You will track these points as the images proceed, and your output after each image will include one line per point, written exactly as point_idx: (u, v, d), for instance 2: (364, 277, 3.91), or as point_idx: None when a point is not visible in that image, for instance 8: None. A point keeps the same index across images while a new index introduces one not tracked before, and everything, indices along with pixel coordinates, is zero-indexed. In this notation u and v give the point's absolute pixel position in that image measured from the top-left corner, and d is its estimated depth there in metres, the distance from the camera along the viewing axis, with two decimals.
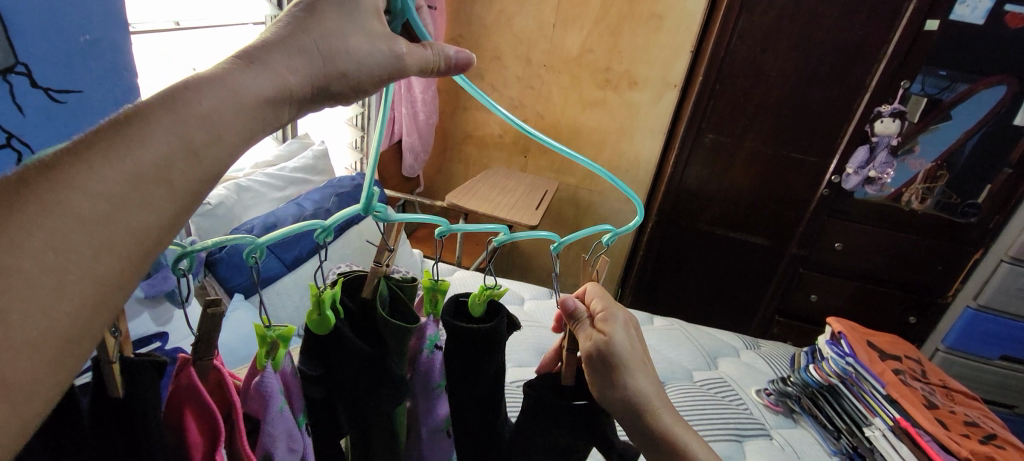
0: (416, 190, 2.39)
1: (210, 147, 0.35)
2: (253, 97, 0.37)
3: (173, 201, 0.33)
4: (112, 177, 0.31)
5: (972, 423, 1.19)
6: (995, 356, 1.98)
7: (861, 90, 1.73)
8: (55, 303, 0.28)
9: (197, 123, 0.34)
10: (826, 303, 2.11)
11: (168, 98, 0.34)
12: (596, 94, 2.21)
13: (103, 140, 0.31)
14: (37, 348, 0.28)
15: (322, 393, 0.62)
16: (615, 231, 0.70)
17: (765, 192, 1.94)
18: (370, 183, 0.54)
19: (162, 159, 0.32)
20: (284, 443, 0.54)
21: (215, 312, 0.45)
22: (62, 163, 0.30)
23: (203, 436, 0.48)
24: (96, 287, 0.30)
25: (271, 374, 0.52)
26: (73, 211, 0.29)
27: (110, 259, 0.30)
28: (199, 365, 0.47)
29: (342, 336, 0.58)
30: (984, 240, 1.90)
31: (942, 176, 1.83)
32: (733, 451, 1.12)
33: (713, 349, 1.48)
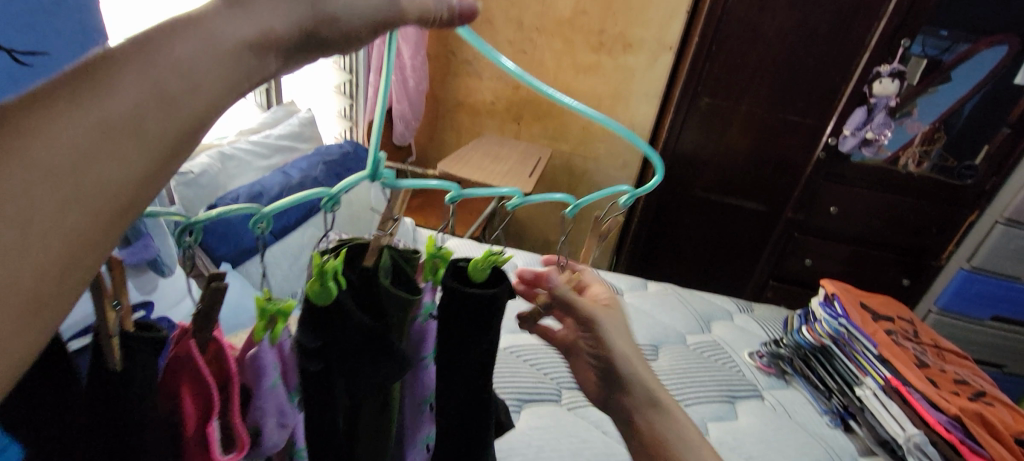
0: (408, 159, 2.34)
1: (188, 98, 0.29)
2: (235, 42, 0.31)
3: (148, 158, 0.28)
4: (76, 131, 0.26)
5: (961, 381, 1.20)
6: (986, 316, 2.00)
7: (860, 50, 1.69)
8: (20, 258, 0.24)
9: (170, 70, 0.28)
10: (820, 268, 2.12)
11: (137, 41, 0.28)
12: (590, 58, 2.16)
13: (63, 83, 0.26)
14: (2, 307, 0.24)
15: (319, 366, 0.53)
16: (633, 191, 0.67)
17: (760, 156, 1.92)
18: (378, 149, 0.51)
19: (132, 109, 0.27)
20: (275, 419, 0.51)
21: (217, 287, 0.44)
22: (19, 106, 0.25)
23: (197, 409, 0.46)
24: (66, 243, 0.25)
25: (268, 348, 0.49)
26: (36, 163, 0.25)
27: (82, 212, 0.26)
28: (198, 336, 0.46)
29: (344, 311, 0.52)
30: (980, 202, 1.89)
31: (940, 139, 1.83)
32: (725, 412, 1.13)
33: (707, 312, 1.48)
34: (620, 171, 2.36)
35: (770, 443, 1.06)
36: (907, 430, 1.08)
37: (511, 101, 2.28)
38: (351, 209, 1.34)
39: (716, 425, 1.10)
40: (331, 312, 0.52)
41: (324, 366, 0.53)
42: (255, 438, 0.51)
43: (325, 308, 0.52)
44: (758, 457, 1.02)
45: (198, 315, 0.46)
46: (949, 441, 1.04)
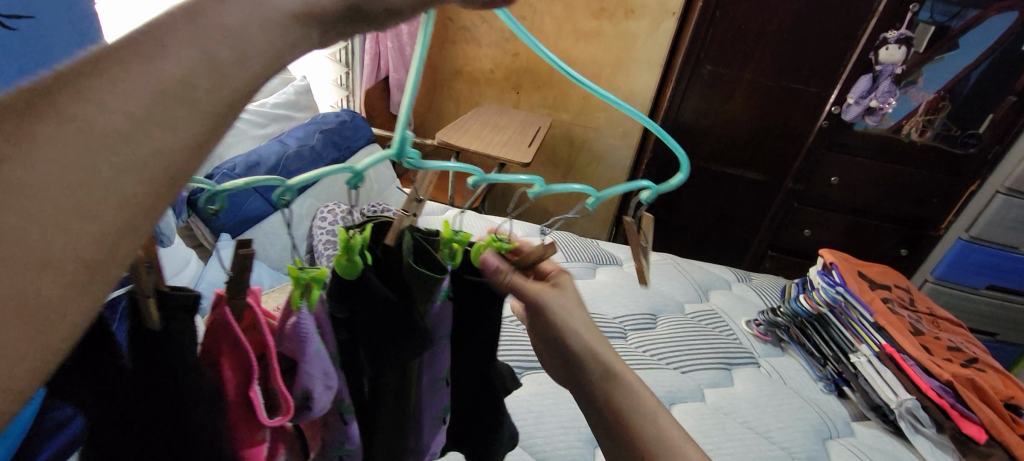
0: (406, 129, 2.31)
1: (239, 65, 0.27)
2: (283, 11, 0.29)
3: (202, 125, 0.25)
4: (128, 97, 0.23)
5: (954, 348, 1.22)
6: (983, 285, 2.01)
7: (867, 16, 1.65)
8: (77, 222, 0.22)
9: (221, 37, 0.27)
10: (818, 238, 2.12)
11: (187, 8, 0.26)
12: (590, 25, 2.11)
13: (113, 50, 0.24)
14: (59, 270, 0.21)
15: (348, 336, 0.58)
16: (655, 185, 0.58)
17: (761, 126, 1.90)
18: (403, 125, 0.46)
19: (184, 74, 0.25)
20: (321, 382, 0.52)
21: (246, 252, 0.44)
22: (71, 72, 0.23)
23: (238, 372, 0.48)
24: (124, 210, 0.23)
25: (306, 316, 0.51)
26: (93, 129, 0.23)
27: (137, 177, 0.23)
28: (233, 304, 0.47)
29: (369, 286, 0.54)
30: (982, 171, 1.88)
31: (944, 108, 1.80)
32: (722, 378, 1.15)
33: (705, 282, 1.49)
34: (619, 141, 2.34)
35: (766, 408, 1.08)
36: (899, 396, 1.09)
37: (511, 69, 2.24)
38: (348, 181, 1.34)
39: (713, 391, 1.12)
40: (358, 288, 0.55)
41: (350, 337, 0.58)
42: (302, 402, 0.52)
43: (354, 282, 0.54)
44: (753, 422, 1.04)
45: (230, 281, 0.45)
46: (939, 406, 1.07)
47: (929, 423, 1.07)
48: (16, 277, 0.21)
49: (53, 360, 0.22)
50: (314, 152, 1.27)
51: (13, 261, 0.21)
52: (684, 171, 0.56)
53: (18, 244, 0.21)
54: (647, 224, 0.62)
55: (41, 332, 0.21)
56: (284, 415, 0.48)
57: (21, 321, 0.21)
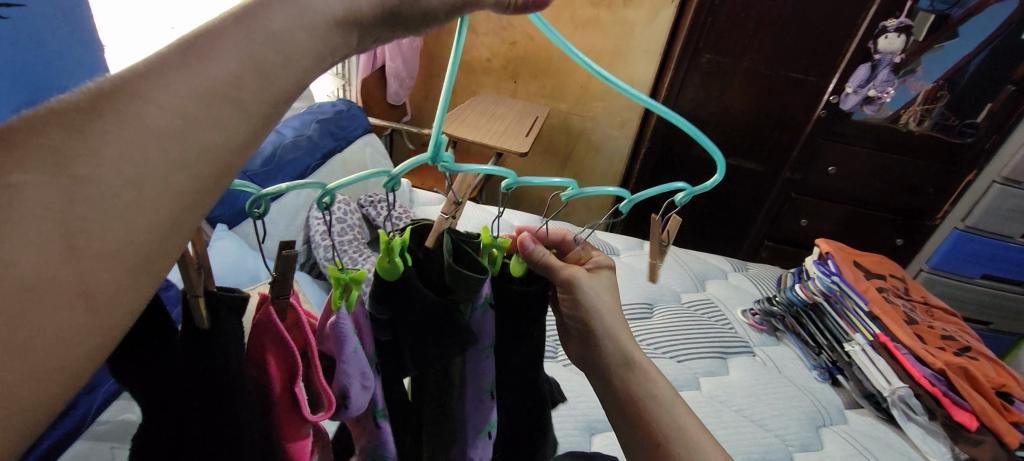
0: (403, 118, 2.31)
1: (280, 69, 0.31)
2: (322, 18, 0.33)
3: (242, 123, 0.29)
4: (185, 91, 0.27)
5: (948, 336, 1.23)
6: (977, 275, 2.03)
7: (867, 3, 1.63)
8: (134, 216, 0.25)
9: (266, 41, 0.30)
10: (815, 227, 2.13)
11: (237, 15, 0.30)
12: (589, 12, 2.09)
13: (175, 51, 0.28)
14: (118, 258, 0.25)
15: (389, 336, 0.57)
16: (689, 187, 0.63)
17: (760, 114, 1.90)
18: (439, 129, 0.47)
19: (230, 76, 0.29)
20: (359, 382, 0.51)
21: (288, 253, 0.44)
22: (135, 72, 0.27)
23: (281, 370, 0.49)
24: (173, 203, 0.26)
25: (345, 316, 0.50)
26: (152, 125, 0.26)
27: (184, 174, 0.27)
28: (277, 303, 0.48)
29: (409, 287, 0.54)
30: (979, 160, 1.88)
31: (943, 97, 1.80)
32: (717, 367, 1.16)
33: (702, 271, 1.50)
34: (618, 131, 2.33)
35: (759, 396, 1.09)
36: (892, 384, 1.11)
37: (509, 57, 2.23)
38: (346, 169, 1.32)
39: (707, 380, 1.13)
40: (399, 289, 0.54)
41: (394, 337, 0.57)
42: (342, 400, 0.52)
43: (394, 284, 0.54)
44: (747, 409, 1.06)
45: (275, 281, 0.46)
46: (931, 394, 1.08)
47: (920, 411, 1.09)
48: (85, 265, 0.24)
49: (112, 335, 0.25)
50: (311, 142, 1.27)
51: (84, 250, 0.24)
52: (720, 173, 0.60)
53: (87, 236, 0.24)
54: (676, 224, 0.65)
55: (102, 312, 0.25)
56: (327, 410, 0.49)
57: (87, 302, 0.24)
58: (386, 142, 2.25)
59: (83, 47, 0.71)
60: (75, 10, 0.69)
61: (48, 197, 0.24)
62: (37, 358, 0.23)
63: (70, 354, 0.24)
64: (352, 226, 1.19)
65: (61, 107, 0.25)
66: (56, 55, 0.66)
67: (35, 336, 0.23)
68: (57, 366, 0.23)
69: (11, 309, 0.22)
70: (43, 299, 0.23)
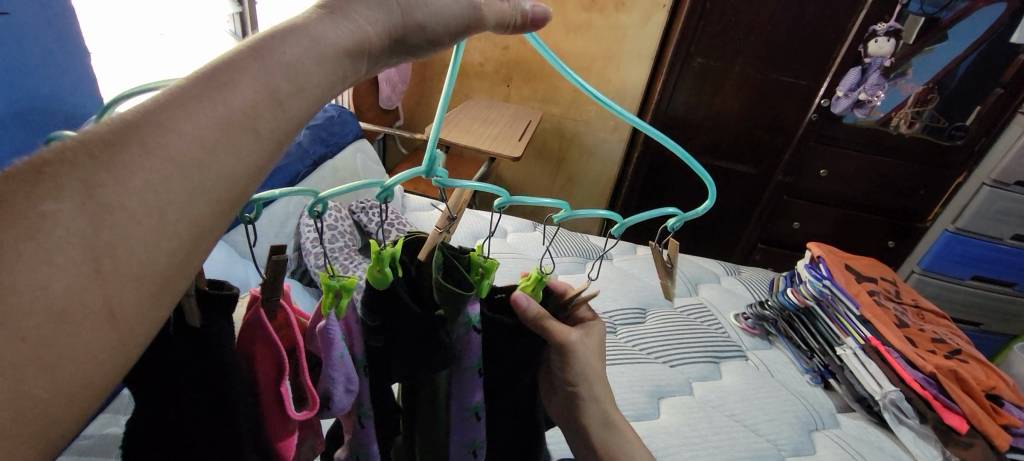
0: (396, 122, 2.31)
1: (294, 98, 0.31)
2: (334, 47, 0.33)
3: (258, 151, 0.30)
4: (206, 123, 0.27)
5: (939, 339, 1.24)
6: (967, 276, 2.05)
7: (858, 7, 1.64)
8: (157, 240, 0.26)
9: (281, 72, 0.31)
10: (808, 230, 2.14)
11: (254, 47, 0.31)
12: (582, 17, 2.09)
13: (196, 83, 0.28)
14: (141, 281, 0.26)
15: (382, 343, 0.55)
16: (682, 213, 0.62)
17: (751, 119, 1.91)
18: (434, 144, 0.47)
19: (249, 107, 0.29)
20: (343, 385, 0.51)
21: (279, 259, 0.45)
22: (157, 104, 0.27)
23: (269, 370, 0.49)
24: (191, 228, 0.27)
25: (334, 321, 0.50)
26: (176, 154, 0.26)
27: (203, 201, 0.27)
28: (267, 306, 0.47)
29: (397, 296, 0.53)
30: (968, 164, 1.90)
31: (932, 100, 1.82)
32: (711, 371, 1.17)
33: (695, 275, 1.50)
34: (611, 134, 2.33)
35: (752, 401, 1.09)
36: (884, 387, 1.11)
37: (502, 62, 2.23)
38: (337, 175, 1.32)
39: (701, 384, 1.13)
40: (389, 298, 0.53)
41: (385, 343, 0.56)
42: (324, 401, 0.51)
43: (385, 295, 0.53)
44: (741, 414, 1.06)
45: (265, 283, 0.46)
46: (922, 397, 1.09)
47: (912, 414, 1.09)
48: (112, 288, 0.25)
49: (132, 352, 0.26)
50: (301, 149, 1.27)
51: (110, 275, 0.24)
52: (712, 198, 0.60)
53: (114, 260, 0.25)
54: (673, 247, 0.66)
55: (125, 332, 0.26)
56: (309, 410, 0.49)
57: (112, 323, 0.25)
58: (378, 147, 2.25)
59: (65, 52, 0.69)
60: (57, 16, 0.68)
61: (77, 225, 0.24)
62: (65, 379, 0.24)
63: (96, 373, 0.25)
64: (342, 233, 1.18)
65: (88, 138, 0.25)
66: (41, 64, 0.65)
67: (64, 358, 0.24)
68: (82, 384, 0.24)
69: (43, 332, 0.23)
70: (74, 322, 0.24)
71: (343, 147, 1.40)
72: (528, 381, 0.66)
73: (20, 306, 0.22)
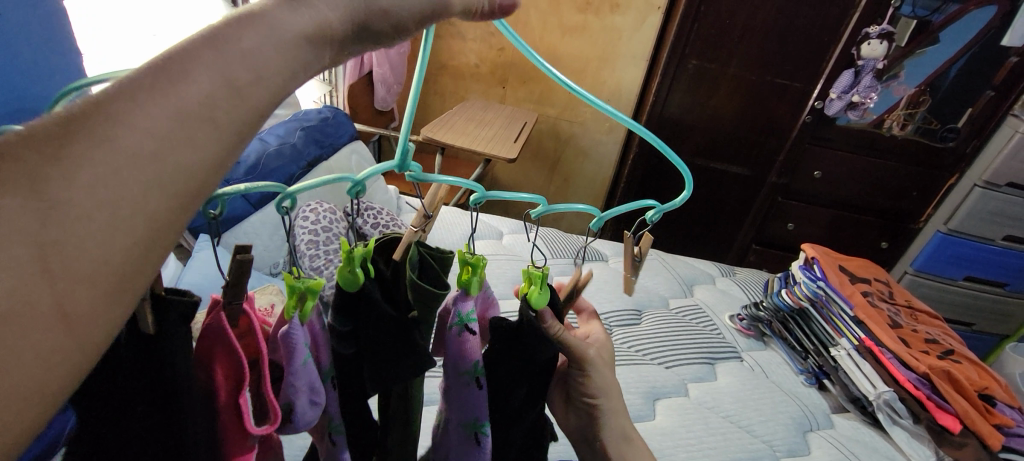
0: (391, 124, 2.30)
1: (253, 87, 0.30)
2: (293, 34, 0.32)
3: (218, 142, 0.28)
4: (160, 115, 0.26)
5: (932, 340, 1.25)
6: (960, 277, 2.06)
7: (851, 10, 1.65)
8: (109, 237, 0.25)
9: (234, 60, 0.29)
10: (802, 231, 2.15)
11: (205, 34, 0.29)
12: (577, 19, 2.10)
13: (148, 72, 0.27)
14: (94, 279, 0.25)
15: (352, 351, 0.56)
16: (660, 205, 0.62)
17: (746, 120, 1.91)
18: (407, 136, 0.46)
19: (204, 96, 0.28)
20: (306, 396, 0.51)
21: (243, 258, 0.43)
22: (106, 97, 0.25)
23: (228, 380, 0.48)
24: (148, 224, 0.26)
25: (298, 327, 0.49)
26: (128, 149, 0.25)
27: (160, 196, 0.26)
28: (229, 308, 0.46)
29: (370, 298, 0.52)
30: (960, 165, 1.92)
31: (925, 102, 1.83)
32: (705, 373, 1.17)
33: (690, 276, 1.51)
34: (606, 136, 2.34)
35: (746, 402, 1.09)
36: (877, 388, 1.12)
37: (497, 63, 2.23)
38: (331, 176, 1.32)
39: (695, 385, 1.13)
40: (359, 299, 0.53)
41: (355, 351, 0.56)
42: (286, 415, 0.51)
43: (357, 296, 0.53)
44: (734, 415, 1.06)
45: (228, 286, 0.45)
46: (916, 398, 1.10)
47: (905, 415, 1.10)
48: (62, 286, 0.24)
49: (87, 355, 0.25)
50: (295, 150, 1.26)
51: (59, 272, 0.24)
52: (690, 190, 0.60)
53: (62, 258, 0.24)
54: (647, 241, 0.66)
55: (79, 333, 0.25)
56: (270, 424, 0.48)
57: (63, 318, 0.24)
58: (373, 148, 2.24)
59: (57, 54, 0.69)
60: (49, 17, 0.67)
61: (22, 221, 0.23)
62: (15, 380, 0.23)
63: (49, 374, 0.24)
64: (336, 236, 1.17)
65: (35, 132, 0.24)
66: (32, 64, 0.64)
67: (13, 357, 0.23)
68: (33, 386, 0.23)
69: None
70: (21, 321, 0.23)
71: (337, 146, 1.39)
72: (531, 398, 0.63)
73: None
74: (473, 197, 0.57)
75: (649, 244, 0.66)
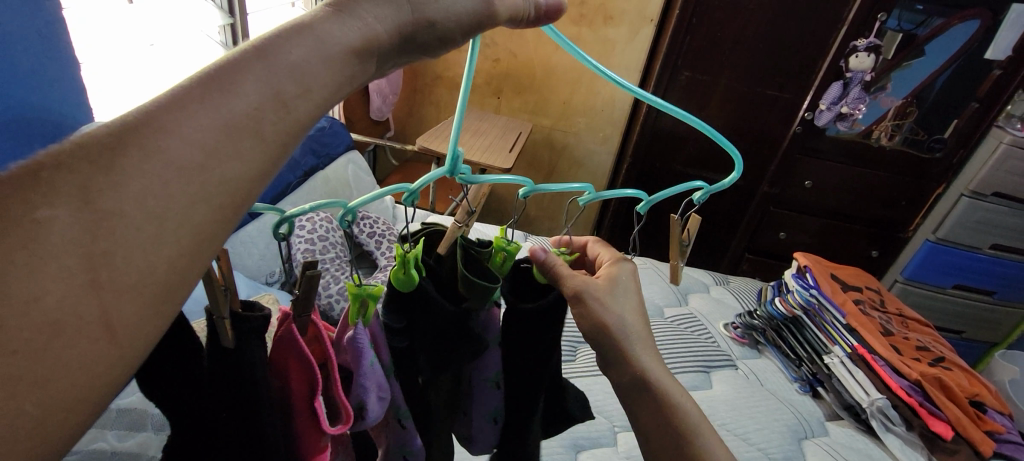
0: (386, 134, 2.31)
1: (300, 99, 0.32)
2: (341, 47, 0.34)
3: (260, 153, 0.30)
4: (207, 125, 0.28)
5: (923, 347, 1.26)
6: (949, 285, 2.09)
7: (838, 24, 1.69)
8: (155, 248, 0.26)
9: (286, 73, 0.31)
10: (794, 240, 2.17)
11: (258, 47, 0.31)
12: (571, 31, 2.13)
13: (198, 84, 0.29)
14: (139, 290, 0.26)
15: (405, 343, 0.57)
16: (707, 187, 0.64)
17: (738, 130, 1.94)
18: (456, 141, 0.48)
19: (252, 109, 0.30)
20: (375, 393, 0.52)
21: (312, 273, 0.44)
22: (158, 108, 0.28)
23: (304, 385, 0.48)
24: (192, 234, 0.28)
25: (363, 330, 0.50)
26: (177, 161, 0.27)
27: (202, 206, 0.28)
28: (298, 321, 0.47)
29: (427, 297, 0.53)
30: (947, 175, 1.95)
31: (912, 113, 1.88)
32: (701, 381, 1.17)
33: (684, 285, 1.52)
34: (600, 146, 2.36)
35: (742, 410, 1.10)
36: (870, 395, 1.12)
37: (492, 74, 2.25)
38: (328, 186, 1.32)
39: (692, 394, 1.13)
40: (416, 300, 0.54)
41: (409, 343, 0.58)
42: (358, 411, 0.51)
43: (411, 295, 0.54)
44: (730, 423, 1.06)
45: (298, 299, 0.46)
46: (909, 404, 1.11)
47: (898, 422, 1.11)
48: (109, 297, 0.25)
49: (128, 362, 0.27)
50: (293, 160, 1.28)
51: (107, 283, 0.25)
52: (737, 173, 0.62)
53: (110, 268, 0.25)
54: (693, 223, 0.68)
55: (122, 343, 0.26)
56: (344, 423, 0.48)
57: (107, 326, 0.25)
58: (368, 158, 2.25)
59: (57, 64, 0.69)
60: (48, 29, 0.68)
61: (73, 231, 0.25)
62: (63, 385, 0.24)
63: (94, 383, 0.25)
64: (334, 244, 1.18)
65: (87, 141, 0.26)
66: (30, 74, 0.65)
67: (63, 363, 0.24)
68: (80, 392, 0.25)
69: (37, 342, 0.23)
70: (70, 331, 0.24)
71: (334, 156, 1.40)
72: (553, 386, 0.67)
73: (13, 316, 0.23)
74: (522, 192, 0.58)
75: (694, 228, 0.67)
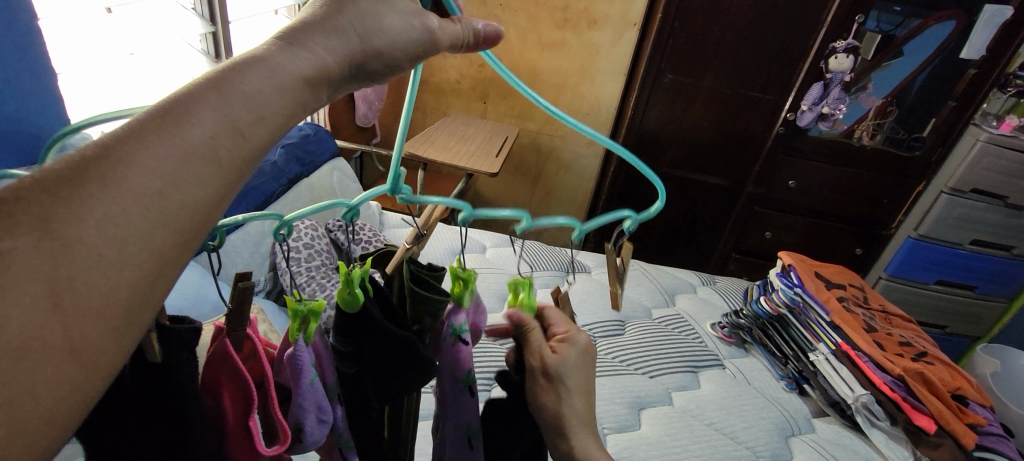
0: (371, 141, 2.31)
1: (255, 127, 0.32)
2: (293, 76, 0.34)
3: (221, 178, 0.30)
4: (165, 155, 0.28)
5: (906, 343, 1.28)
6: (931, 281, 2.12)
7: (817, 27, 1.72)
8: (119, 272, 0.26)
9: (240, 102, 0.31)
10: (780, 240, 2.19)
11: (212, 80, 0.31)
12: (555, 35, 2.14)
13: (154, 117, 0.29)
14: (103, 313, 0.26)
15: (354, 368, 0.56)
16: (636, 214, 0.65)
17: (721, 131, 1.96)
18: (398, 162, 0.48)
19: (208, 137, 0.30)
20: (315, 414, 0.50)
21: (245, 285, 0.43)
22: (116, 139, 0.28)
23: (236, 404, 0.46)
24: (154, 258, 0.28)
25: (304, 347, 0.48)
26: (138, 188, 0.27)
27: (163, 230, 0.28)
28: (234, 336, 0.46)
29: (371, 319, 0.53)
30: (927, 172, 1.98)
31: (892, 112, 1.92)
32: (689, 381, 1.18)
33: (671, 286, 1.53)
34: (586, 149, 2.37)
35: (730, 409, 1.11)
36: (855, 391, 1.14)
37: (477, 79, 2.26)
38: (313, 193, 1.31)
39: (680, 394, 1.14)
40: (360, 321, 0.53)
41: (358, 370, 0.56)
42: (297, 433, 0.50)
43: (356, 316, 0.53)
44: (719, 422, 1.07)
45: (230, 314, 0.45)
46: (892, 400, 1.12)
47: (882, 416, 1.12)
48: (72, 321, 0.25)
49: (94, 384, 0.26)
50: (276, 168, 1.26)
51: (70, 307, 0.25)
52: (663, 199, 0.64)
53: (72, 293, 0.25)
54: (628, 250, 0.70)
55: (88, 365, 0.26)
56: (282, 444, 0.46)
57: (69, 350, 0.25)
58: (355, 165, 2.24)
59: (32, 74, 0.68)
60: (26, 39, 0.67)
61: (35, 260, 0.25)
62: (26, 409, 0.24)
63: (60, 406, 0.25)
64: (319, 251, 1.18)
65: (47, 175, 0.26)
66: (5, 86, 0.64)
67: (23, 389, 0.24)
68: (42, 417, 0.25)
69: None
70: (34, 356, 0.24)
71: (319, 166, 1.40)
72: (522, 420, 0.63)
73: None
74: (461, 217, 0.59)
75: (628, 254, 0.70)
